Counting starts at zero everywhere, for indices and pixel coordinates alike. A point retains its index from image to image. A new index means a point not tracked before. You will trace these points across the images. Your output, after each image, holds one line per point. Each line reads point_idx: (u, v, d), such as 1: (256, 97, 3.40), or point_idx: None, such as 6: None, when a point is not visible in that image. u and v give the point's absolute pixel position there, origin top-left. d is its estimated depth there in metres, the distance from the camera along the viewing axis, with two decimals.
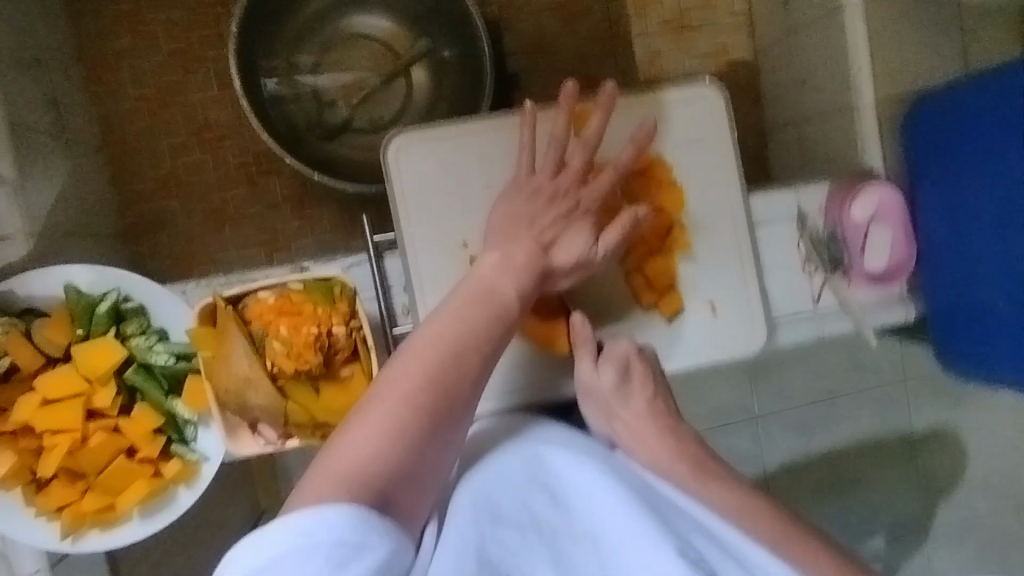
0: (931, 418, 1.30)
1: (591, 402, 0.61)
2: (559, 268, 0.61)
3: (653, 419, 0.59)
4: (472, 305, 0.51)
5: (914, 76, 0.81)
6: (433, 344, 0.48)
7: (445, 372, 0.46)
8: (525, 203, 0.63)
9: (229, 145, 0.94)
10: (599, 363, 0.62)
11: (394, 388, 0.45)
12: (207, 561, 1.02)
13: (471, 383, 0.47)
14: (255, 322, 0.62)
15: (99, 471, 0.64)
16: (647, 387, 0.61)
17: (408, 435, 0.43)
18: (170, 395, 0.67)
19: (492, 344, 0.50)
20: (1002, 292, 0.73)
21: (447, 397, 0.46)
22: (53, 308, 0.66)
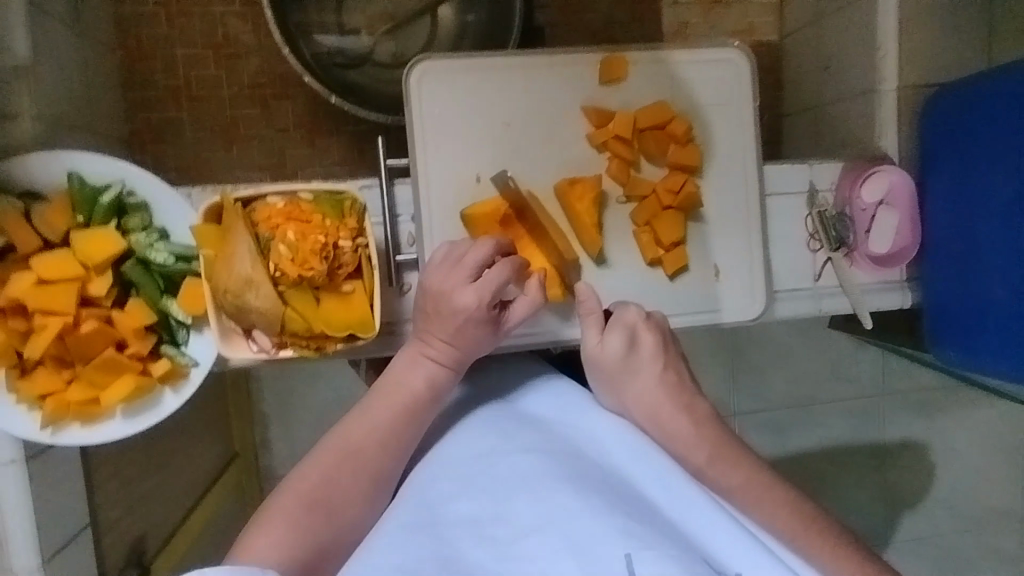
0: (902, 429, 1.33)
1: (596, 371, 0.60)
2: (511, 325, 0.65)
3: (664, 393, 0.57)
4: (385, 396, 0.60)
5: (940, 64, 0.82)
6: (357, 444, 0.57)
7: (350, 480, 0.56)
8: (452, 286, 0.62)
9: (245, 63, 0.92)
10: (606, 330, 0.60)
11: (315, 476, 0.55)
12: (179, 485, 1.01)
13: (377, 472, 0.57)
14: (262, 225, 0.61)
15: (86, 361, 0.64)
16: (656, 358, 0.59)
17: (319, 532, 0.53)
18: (165, 294, 0.66)
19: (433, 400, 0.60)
20: (1002, 281, 0.73)
21: (351, 499, 0.55)
22: (54, 193, 0.64)
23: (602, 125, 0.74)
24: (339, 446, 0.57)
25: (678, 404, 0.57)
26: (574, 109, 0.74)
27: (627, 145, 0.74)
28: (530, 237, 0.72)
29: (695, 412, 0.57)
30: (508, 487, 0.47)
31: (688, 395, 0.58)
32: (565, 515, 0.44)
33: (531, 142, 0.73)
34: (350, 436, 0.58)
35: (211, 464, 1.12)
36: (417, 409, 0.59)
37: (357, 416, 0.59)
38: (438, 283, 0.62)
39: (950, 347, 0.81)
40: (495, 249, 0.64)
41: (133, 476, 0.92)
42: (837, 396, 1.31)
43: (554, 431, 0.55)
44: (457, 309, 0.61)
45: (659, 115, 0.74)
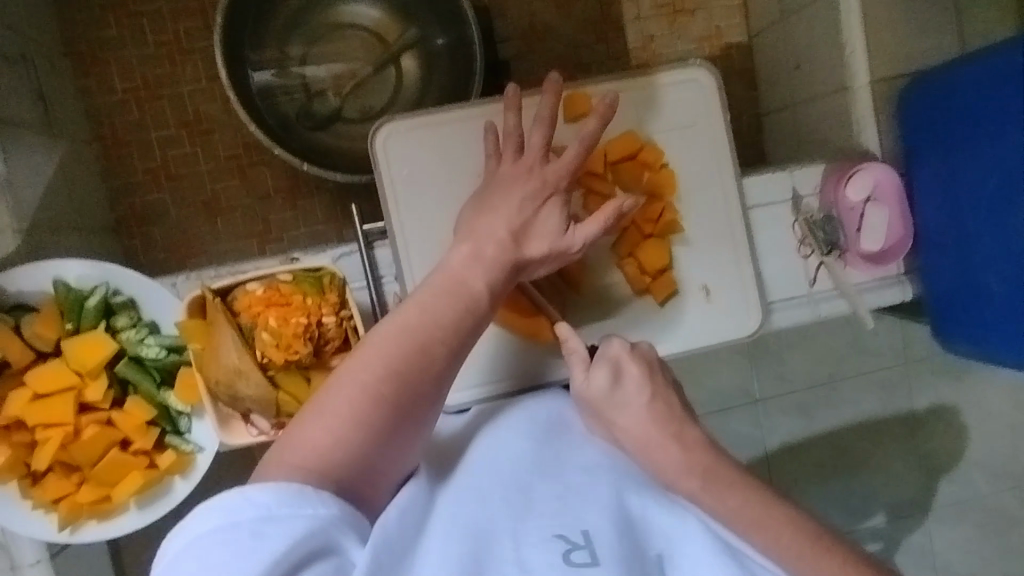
0: (931, 396, 1.30)
1: (586, 412, 0.56)
2: (533, 259, 0.57)
3: (655, 426, 0.54)
4: (404, 325, 0.49)
5: (912, 52, 0.80)
6: (400, 339, 0.48)
7: (410, 370, 0.48)
8: (498, 194, 0.59)
9: (219, 136, 0.93)
10: (592, 365, 0.57)
11: (372, 362, 0.47)
12: None
13: (438, 377, 0.49)
14: (243, 314, 0.61)
15: (93, 463, 0.65)
16: (643, 387, 0.56)
17: (379, 421, 0.46)
18: (163, 386, 0.67)
19: (460, 338, 0.51)
20: (997, 273, 0.71)
21: (416, 387, 0.48)
22: (42, 301, 0.65)
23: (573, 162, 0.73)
24: (382, 347, 0.48)
25: (667, 433, 0.53)
26: None
27: (603, 179, 0.73)
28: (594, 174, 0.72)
29: (687, 441, 0.53)
30: (528, 485, 0.48)
31: (677, 423, 0.54)
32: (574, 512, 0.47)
33: None
34: (393, 328, 0.49)
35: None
36: (445, 340, 0.50)
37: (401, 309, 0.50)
38: (501, 171, 0.60)
39: (958, 340, 0.79)
40: (552, 117, 0.60)
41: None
42: (854, 384, 1.29)
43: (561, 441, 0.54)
44: (523, 220, 0.57)
45: (629, 145, 0.73)
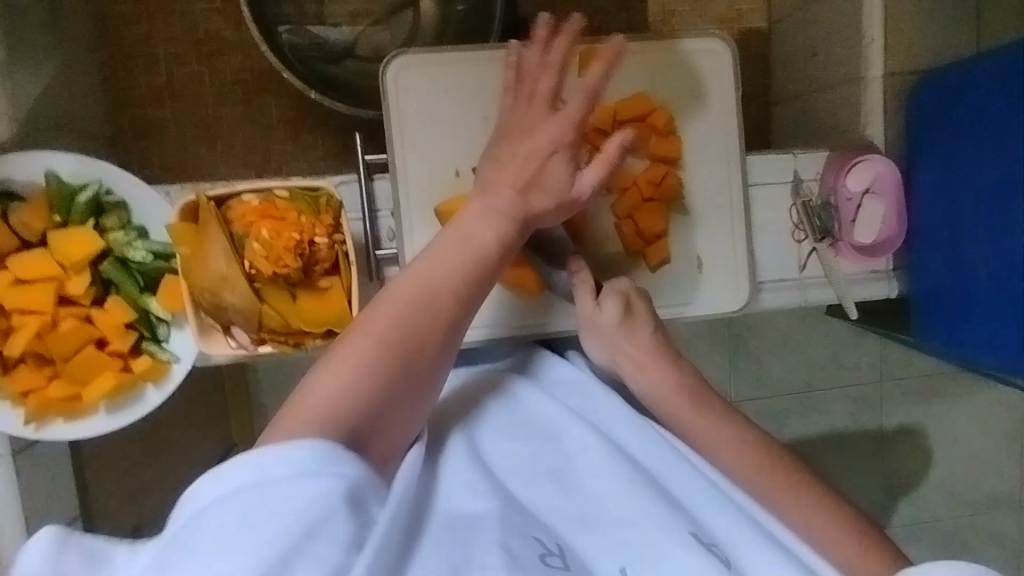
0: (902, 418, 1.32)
1: (591, 334, 0.61)
2: (540, 212, 0.58)
3: (653, 350, 0.59)
4: (415, 279, 0.50)
5: (928, 48, 0.80)
6: (409, 305, 0.49)
7: (420, 320, 0.49)
8: (506, 145, 0.58)
9: (228, 58, 0.91)
10: (601, 299, 0.61)
11: (383, 312, 0.49)
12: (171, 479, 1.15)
13: (444, 330, 0.50)
14: (236, 223, 0.61)
15: (66, 358, 0.64)
16: (648, 320, 0.61)
17: (387, 382, 0.47)
18: (145, 292, 0.66)
19: (469, 293, 0.52)
20: (985, 273, 0.72)
21: (422, 339, 0.49)
22: (32, 192, 0.64)
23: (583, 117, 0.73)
24: (388, 315, 0.49)
25: (666, 361, 0.58)
26: None
27: (608, 137, 0.73)
28: (602, 132, 0.73)
29: (687, 375, 0.58)
30: (506, 492, 0.48)
31: (673, 355, 0.59)
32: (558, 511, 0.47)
33: None
34: (403, 293, 0.50)
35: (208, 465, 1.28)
36: (455, 293, 0.51)
37: (409, 275, 0.51)
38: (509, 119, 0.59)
39: (935, 334, 0.80)
40: (561, 68, 0.59)
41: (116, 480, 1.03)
42: (830, 390, 1.31)
43: (556, 429, 0.54)
44: (532, 173, 0.58)
45: (640, 106, 0.73)
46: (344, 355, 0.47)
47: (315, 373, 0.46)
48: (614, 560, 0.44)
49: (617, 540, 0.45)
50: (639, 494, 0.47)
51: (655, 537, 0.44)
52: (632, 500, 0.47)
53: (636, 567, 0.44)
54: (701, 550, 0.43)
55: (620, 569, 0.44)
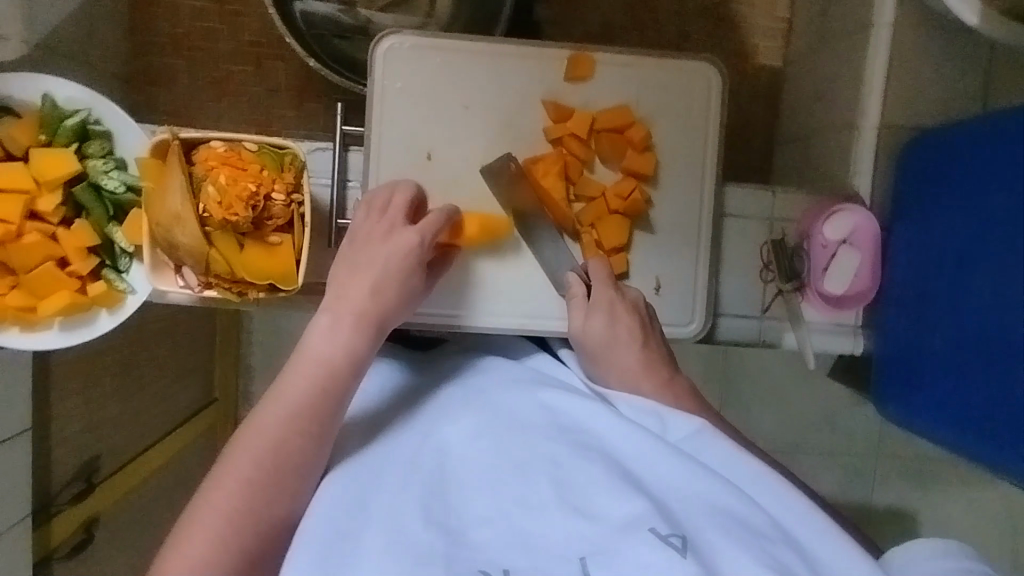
0: (892, 498, 1.28)
1: (583, 349, 0.67)
2: (391, 318, 0.63)
3: (644, 367, 0.65)
4: (304, 373, 0.57)
5: (926, 105, 0.79)
6: (278, 424, 0.55)
7: (313, 404, 0.56)
8: (367, 252, 0.63)
9: (247, 20, 0.95)
10: (588, 315, 0.68)
11: (278, 408, 0.56)
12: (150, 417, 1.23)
13: (339, 399, 0.57)
14: (199, 165, 0.63)
15: (28, 270, 0.67)
16: (636, 335, 0.67)
17: (263, 494, 0.53)
18: (112, 221, 0.69)
19: (360, 365, 0.59)
20: (945, 337, 0.70)
21: (312, 418, 0.56)
22: (26, 110, 0.68)
23: (560, 120, 0.74)
24: (258, 437, 0.54)
25: (655, 378, 0.64)
26: (535, 102, 0.74)
27: (583, 144, 0.74)
28: (576, 139, 0.74)
29: (677, 388, 0.65)
30: (467, 500, 0.52)
31: (665, 373, 0.66)
32: (520, 511, 0.50)
33: (488, 128, 0.74)
34: (275, 412, 0.56)
35: (180, 410, 1.32)
36: (343, 377, 0.58)
37: (279, 393, 0.57)
38: (365, 228, 0.65)
39: (890, 395, 0.79)
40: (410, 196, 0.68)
41: (95, 399, 1.10)
42: (814, 451, 1.32)
43: (514, 424, 0.56)
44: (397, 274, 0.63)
45: (618, 118, 0.74)
46: (218, 487, 0.53)
47: (201, 495, 0.52)
48: (571, 549, 0.48)
49: (576, 531, 0.48)
50: (605, 487, 0.50)
51: (619, 531, 0.48)
52: (595, 484, 0.50)
53: (595, 557, 0.47)
54: (664, 544, 0.46)
55: (580, 557, 0.47)
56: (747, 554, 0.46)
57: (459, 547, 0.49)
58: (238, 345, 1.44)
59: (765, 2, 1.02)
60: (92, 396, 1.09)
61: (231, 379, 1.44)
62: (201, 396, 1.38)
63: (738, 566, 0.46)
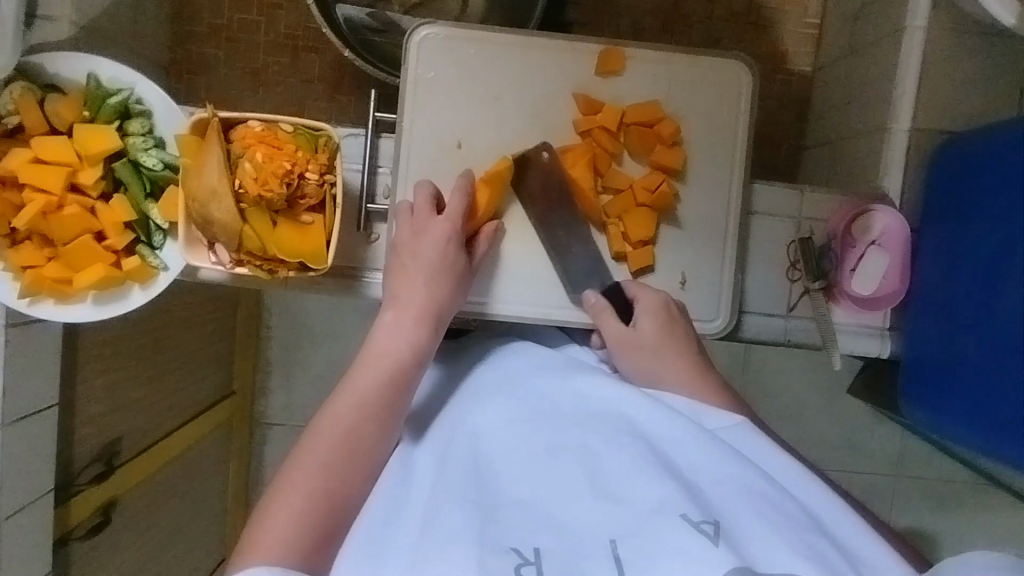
0: (908, 518, 1.31)
1: (634, 351, 0.68)
2: (445, 301, 0.67)
3: (698, 369, 0.67)
4: (375, 366, 0.62)
5: (959, 109, 0.78)
6: (348, 413, 0.60)
7: (376, 398, 0.61)
8: (426, 246, 0.68)
9: (285, 14, 0.97)
10: (638, 317, 0.69)
11: (345, 403, 0.60)
12: (161, 402, 1.19)
13: (396, 393, 0.62)
14: (236, 143, 0.64)
15: (65, 243, 0.68)
16: (689, 340, 0.69)
17: (338, 478, 0.57)
18: (149, 198, 0.71)
19: (418, 360, 0.64)
20: (976, 339, 0.68)
21: (373, 412, 0.60)
22: (72, 88, 0.70)
23: (589, 113, 0.75)
24: (332, 426, 0.59)
25: (711, 385, 0.66)
26: (565, 94, 0.75)
27: (611, 136, 0.74)
28: (605, 131, 0.74)
29: (716, 385, 0.67)
30: (500, 483, 0.54)
31: (716, 378, 0.68)
32: (551, 495, 0.52)
33: (517, 119, 0.75)
34: (347, 405, 0.60)
35: (199, 400, 1.34)
36: (405, 371, 0.63)
37: (350, 383, 0.62)
38: (406, 223, 0.69)
39: (918, 404, 0.76)
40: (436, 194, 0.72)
41: (118, 382, 1.07)
42: (833, 469, 1.31)
43: (547, 414, 0.60)
44: (444, 263, 0.68)
45: (647, 112, 0.74)
46: (295, 473, 0.56)
47: (270, 496, 0.55)
48: (603, 532, 0.49)
49: (608, 515, 0.50)
50: (637, 473, 0.52)
51: (650, 517, 0.49)
52: (628, 472, 0.52)
53: (626, 540, 0.48)
54: (697, 531, 0.47)
55: (611, 539, 0.49)
56: (777, 538, 0.47)
57: (490, 527, 0.50)
58: (258, 341, 1.51)
59: (796, 8, 1.02)
60: (114, 378, 1.06)
61: (249, 374, 1.48)
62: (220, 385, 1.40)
63: (769, 552, 0.46)
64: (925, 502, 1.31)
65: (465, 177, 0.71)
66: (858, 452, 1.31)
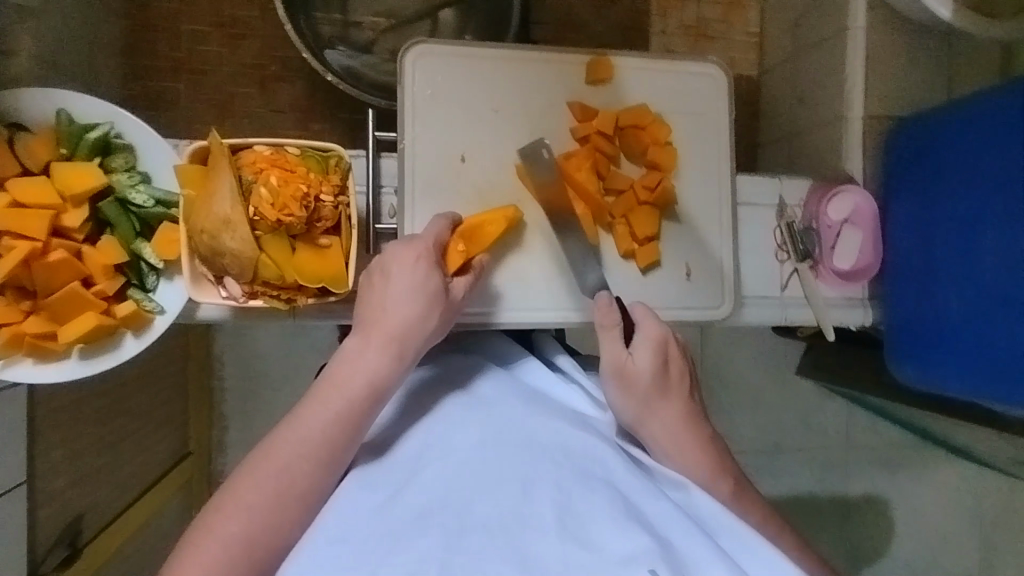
0: (865, 485, 1.38)
1: (624, 388, 0.60)
2: (419, 329, 0.59)
3: (688, 420, 0.61)
4: (325, 400, 0.55)
5: (900, 97, 0.88)
6: (291, 449, 0.54)
7: (332, 433, 0.55)
8: (403, 269, 0.60)
9: (248, 44, 0.95)
10: (636, 348, 0.63)
11: (295, 436, 0.54)
12: (126, 469, 1.08)
13: (351, 430, 0.55)
14: (246, 168, 0.62)
15: (49, 294, 0.62)
16: (683, 385, 0.63)
17: (269, 517, 0.52)
18: (140, 237, 0.66)
19: (373, 398, 0.56)
20: (957, 296, 0.75)
21: (332, 446, 0.54)
22: (40, 126, 0.64)
23: (585, 119, 0.77)
24: (268, 460, 0.53)
25: (701, 439, 0.60)
26: (560, 103, 0.78)
27: (608, 140, 0.77)
28: (603, 136, 0.77)
29: (709, 439, 0.61)
30: (464, 510, 0.48)
31: (707, 431, 0.62)
32: (515, 528, 0.46)
33: (516, 129, 0.76)
34: (290, 439, 0.54)
35: (158, 462, 1.18)
36: (362, 408, 0.56)
37: (296, 417, 0.55)
38: (390, 245, 0.62)
39: (906, 361, 0.83)
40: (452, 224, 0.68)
41: (76, 451, 0.96)
42: (795, 448, 1.37)
43: (523, 437, 0.53)
44: (421, 286, 0.60)
45: (638, 115, 0.78)
46: (221, 509, 0.52)
47: (200, 525, 0.51)
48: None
49: (574, 559, 0.45)
50: (609, 518, 0.46)
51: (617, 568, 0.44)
52: (600, 518, 0.47)
53: None
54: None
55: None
56: None
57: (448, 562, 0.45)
58: (210, 395, 1.32)
59: (739, 19, 1.11)
60: (72, 450, 0.95)
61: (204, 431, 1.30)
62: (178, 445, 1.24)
63: None
64: (880, 470, 1.39)
65: (440, 221, 0.66)
66: (818, 432, 1.39)
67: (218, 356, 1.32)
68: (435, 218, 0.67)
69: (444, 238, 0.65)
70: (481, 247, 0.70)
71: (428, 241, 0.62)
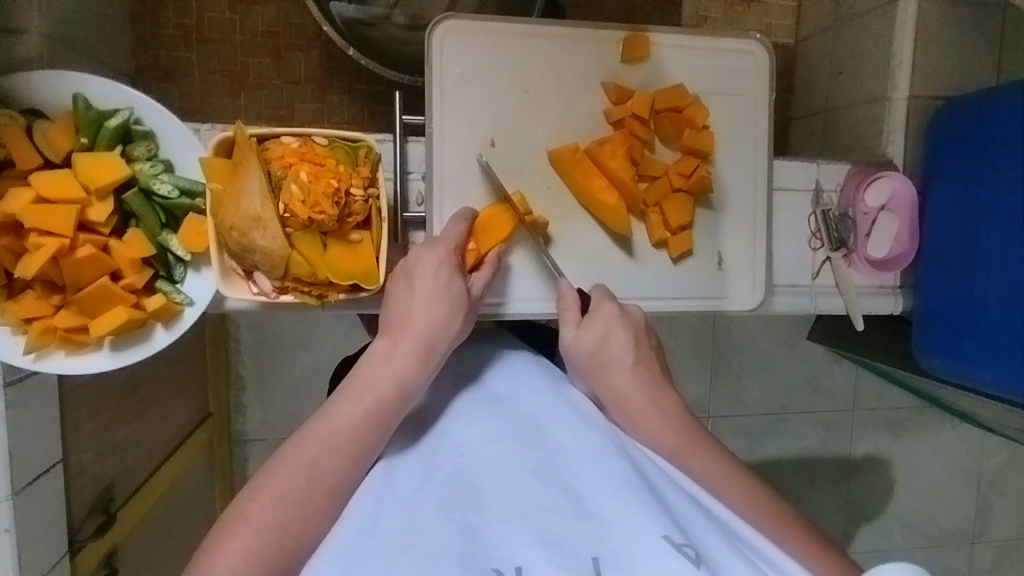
0: (868, 446, 1.39)
1: (571, 363, 0.59)
2: (449, 333, 0.58)
3: (641, 388, 0.57)
4: (354, 399, 0.52)
5: (950, 76, 0.84)
6: (320, 446, 0.50)
7: (363, 431, 0.51)
8: (427, 274, 0.59)
9: (261, 10, 0.92)
10: (583, 324, 0.60)
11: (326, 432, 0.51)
12: (150, 431, 1.03)
13: (382, 428, 0.52)
14: (275, 163, 0.60)
15: (78, 288, 0.61)
16: (630, 350, 0.59)
17: (298, 510, 0.48)
18: (166, 229, 0.64)
19: (401, 401, 0.54)
20: (996, 289, 0.73)
21: (363, 446, 0.51)
22: (57, 113, 0.62)
23: (620, 101, 0.74)
24: (305, 458, 0.50)
25: (647, 397, 0.56)
26: (594, 83, 0.74)
27: (643, 124, 0.74)
28: (637, 122, 0.74)
29: (664, 406, 0.56)
30: (480, 493, 0.44)
31: (655, 390, 0.57)
32: (532, 509, 0.42)
33: (548, 112, 0.73)
34: (316, 436, 0.51)
35: (180, 427, 1.12)
36: (388, 413, 0.53)
37: (327, 412, 0.52)
38: (411, 251, 0.62)
39: (936, 352, 0.81)
40: (468, 222, 0.66)
41: (103, 425, 0.90)
42: (801, 410, 1.36)
43: (532, 422, 0.50)
44: (444, 287, 0.59)
45: (675, 97, 0.75)
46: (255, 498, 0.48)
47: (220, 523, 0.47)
48: (585, 549, 0.41)
49: (591, 533, 0.41)
50: (619, 493, 0.43)
51: (630, 533, 0.41)
52: (612, 490, 0.43)
53: (610, 558, 0.40)
54: (678, 553, 0.40)
55: (592, 558, 0.40)
56: None
57: (469, 544, 0.41)
58: (226, 354, 1.23)
59: None
60: (103, 419, 0.91)
61: (223, 388, 1.23)
62: (197, 407, 1.18)
63: None
64: (880, 430, 1.39)
65: (458, 221, 0.65)
66: (829, 398, 1.37)
67: (233, 331, 1.23)
68: (452, 219, 0.66)
69: (462, 238, 0.64)
70: (495, 240, 0.69)
71: (451, 245, 0.62)
